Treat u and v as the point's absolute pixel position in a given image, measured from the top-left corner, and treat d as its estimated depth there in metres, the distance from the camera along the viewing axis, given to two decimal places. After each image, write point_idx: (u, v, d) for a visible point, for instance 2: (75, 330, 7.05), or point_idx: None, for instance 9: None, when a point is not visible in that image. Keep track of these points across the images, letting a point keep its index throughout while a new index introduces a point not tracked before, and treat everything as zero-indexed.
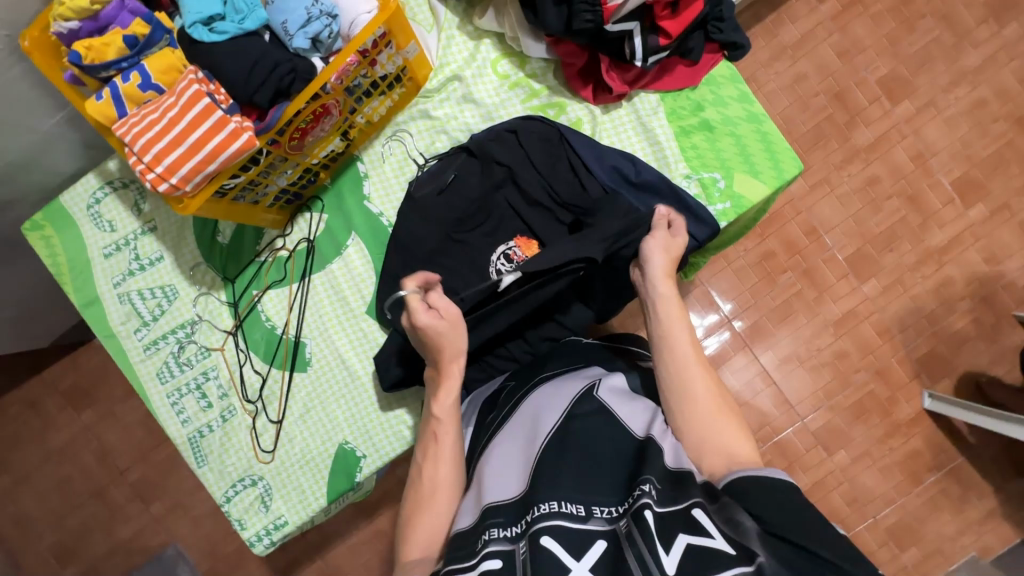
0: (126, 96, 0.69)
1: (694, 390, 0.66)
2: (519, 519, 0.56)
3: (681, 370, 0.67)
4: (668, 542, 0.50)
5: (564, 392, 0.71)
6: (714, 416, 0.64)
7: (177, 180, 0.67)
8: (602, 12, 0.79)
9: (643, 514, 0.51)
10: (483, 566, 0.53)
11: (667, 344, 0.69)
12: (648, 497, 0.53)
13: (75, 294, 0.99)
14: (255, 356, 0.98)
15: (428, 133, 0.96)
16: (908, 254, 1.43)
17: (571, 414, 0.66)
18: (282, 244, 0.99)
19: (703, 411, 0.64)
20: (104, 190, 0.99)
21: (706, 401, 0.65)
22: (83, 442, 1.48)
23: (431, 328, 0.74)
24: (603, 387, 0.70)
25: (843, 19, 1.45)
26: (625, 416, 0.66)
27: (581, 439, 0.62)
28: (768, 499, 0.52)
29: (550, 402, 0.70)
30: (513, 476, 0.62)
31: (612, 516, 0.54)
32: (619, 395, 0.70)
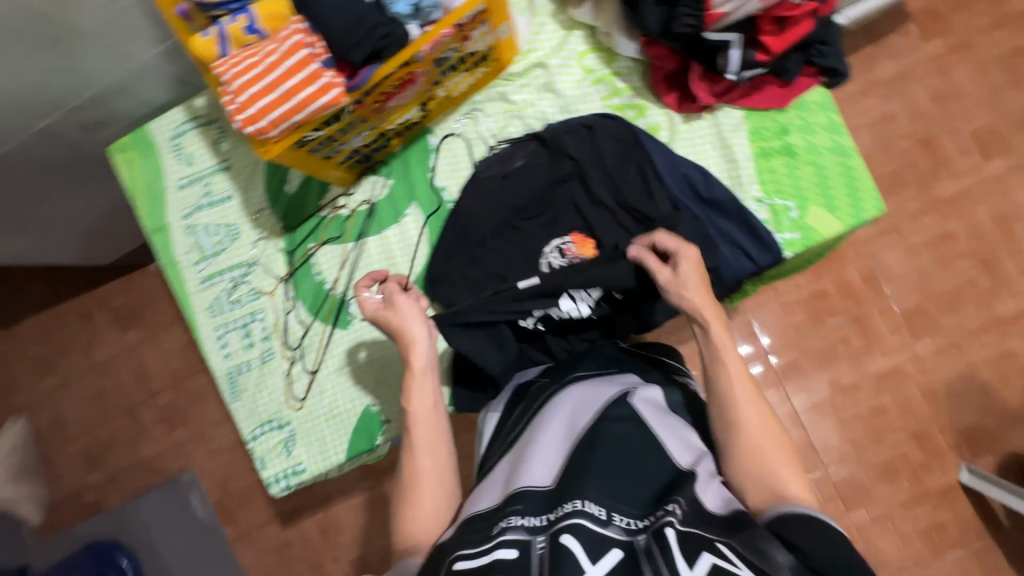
0: (230, 38, 0.71)
1: (745, 421, 0.63)
2: (541, 512, 0.56)
3: (731, 402, 0.64)
4: (691, 558, 0.50)
5: (593, 393, 0.68)
6: (763, 448, 0.61)
7: (265, 124, 0.69)
8: (704, 18, 0.76)
9: (665, 532, 0.52)
10: (499, 553, 0.53)
11: (715, 373, 0.66)
12: (672, 515, 0.54)
13: (146, 219, 1.04)
14: (301, 306, 1.01)
15: (503, 116, 0.96)
16: (971, 318, 1.36)
17: (604, 415, 0.64)
18: (344, 202, 1.01)
19: (751, 441, 0.62)
20: (188, 124, 1.03)
21: (754, 433, 0.62)
22: (124, 359, 1.56)
23: (384, 319, 0.76)
24: (639, 394, 0.68)
25: (945, 62, 1.37)
26: (658, 429, 0.64)
27: (609, 443, 0.62)
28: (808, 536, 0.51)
29: (579, 401, 0.68)
30: (548, 463, 0.62)
31: (632, 528, 0.54)
32: (657, 411, 0.67)
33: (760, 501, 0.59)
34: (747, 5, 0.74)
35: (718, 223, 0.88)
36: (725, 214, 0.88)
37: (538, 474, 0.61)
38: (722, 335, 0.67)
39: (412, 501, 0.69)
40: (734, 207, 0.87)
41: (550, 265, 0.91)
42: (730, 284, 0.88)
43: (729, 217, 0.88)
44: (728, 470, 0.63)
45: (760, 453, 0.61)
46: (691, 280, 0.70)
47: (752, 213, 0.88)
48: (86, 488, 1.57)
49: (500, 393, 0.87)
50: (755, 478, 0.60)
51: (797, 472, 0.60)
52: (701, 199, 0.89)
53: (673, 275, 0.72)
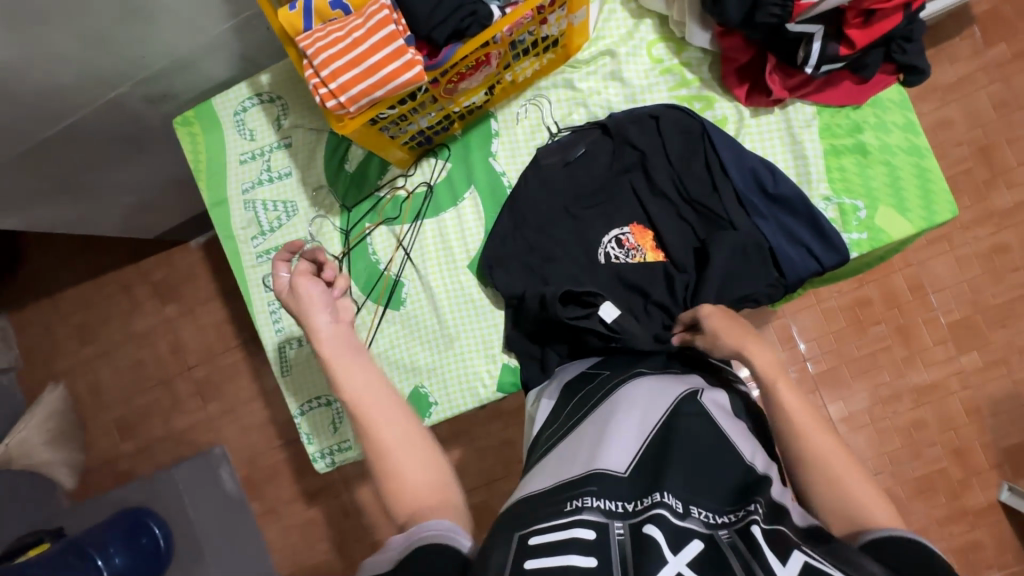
0: (316, 12, 0.71)
1: (814, 451, 0.62)
2: (617, 500, 0.55)
3: (796, 433, 0.64)
4: (782, 555, 0.48)
5: (662, 391, 0.69)
6: (839, 474, 0.61)
7: (345, 100, 0.69)
8: (791, 10, 0.74)
9: (751, 529, 0.51)
10: (575, 531, 0.51)
11: (771, 406, 0.67)
12: (756, 514, 0.52)
13: (207, 192, 1.05)
14: (354, 285, 1.02)
15: (566, 104, 0.95)
16: (1022, 334, 1.32)
17: (677, 411, 0.65)
18: (403, 183, 1.01)
19: (824, 468, 0.61)
20: (252, 100, 1.04)
21: (826, 461, 0.62)
22: (162, 332, 1.60)
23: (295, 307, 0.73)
24: (706, 394, 0.69)
25: (1010, 68, 1.33)
26: (729, 430, 0.64)
27: (685, 438, 0.61)
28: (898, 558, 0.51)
29: (648, 399, 0.68)
30: (621, 449, 0.62)
31: (712, 521, 0.53)
32: (725, 414, 0.67)
33: (844, 527, 0.58)
34: None
35: (784, 220, 0.87)
36: (792, 211, 0.86)
37: (614, 459, 0.60)
38: (769, 367, 0.69)
39: (394, 475, 0.63)
40: (802, 205, 0.86)
41: (608, 256, 0.91)
42: (790, 283, 0.87)
43: (796, 215, 0.86)
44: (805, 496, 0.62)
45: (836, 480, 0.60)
46: (723, 330, 0.74)
47: (819, 211, 0.86)
48: (120, 454, 1.60)
49: (556, 380, 0.88)
50: (833, 503, 0.60)
51: (880, 497, 0.59)
52: (767, 194, 0.87)
53: (705, 339, 0.76)
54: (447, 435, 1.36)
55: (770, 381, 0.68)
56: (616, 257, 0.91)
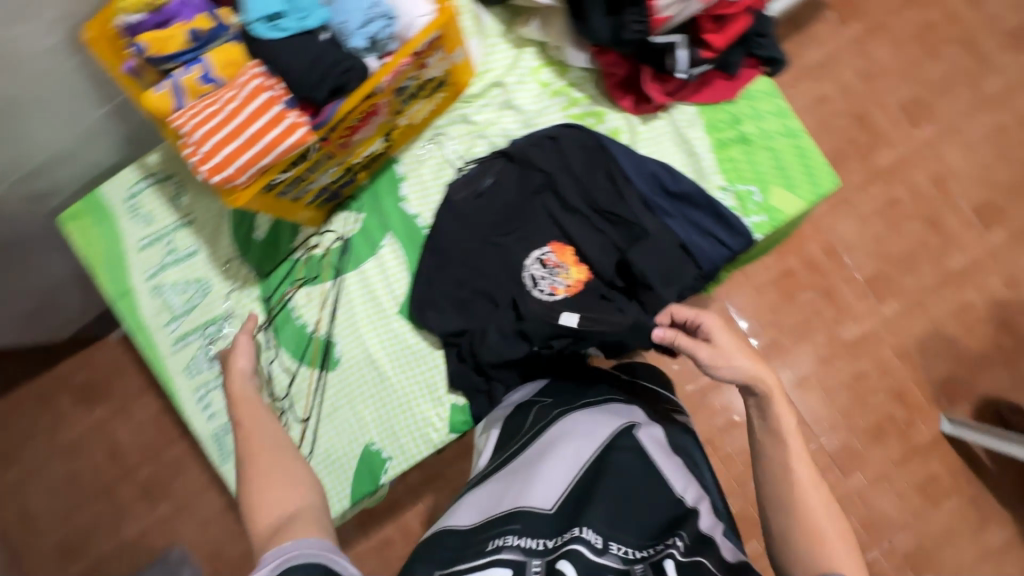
0: (186, 89, 0.68)
1: (797, 499, 0.64)
2: (541, 538, 0.58)
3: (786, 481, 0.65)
4: None
5: (601, 420, 0.70)
6: (817, 530, 0.62)
7: (232, 172, 0.67)
8: (650, 23, 0.79)
9: (664, 566, 0.54)
10: (492, 570, 0.55)
11: (768, 453, 0.68)
12: (674, 549, 0.56)
13: (109, 286, 0.99)
14: (283, 353, 0.98)
15: (467, 138, 0.97)
16: (928, 276, 1.43)
17: (613, 444, 0.66)
18: (317, 242, 0.99)
19: (801, 519, 0.63)
20: (143, 183, 1.00)
21: (807, 517, 0.63)
22: (95, 438, 1.47)
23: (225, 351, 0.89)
24: (644, 429, 0.69)
25: (866, 42, 1.47)
26: (663, 465, 0.65)
27: (616, 472, 0.63)
28: None
29: (583, 431, 0.69)
30: (551, 485, 0.63)
31: (627, 556, 0.57)
32: (664, 452, 0.67)
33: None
34: (689, 6, 0.78)
35: (688, 215, 0.91)
36: (695, 205, 0.91)
37: (541, 496, 0.62)
38: (783, 408, 0.68)
39: (262, 481, 0.68)
40: (703, 198, 0.90)
41: (533, 278, 0.91)
42: (706, 273, 0.90)
43: (698, 207, 0.91)
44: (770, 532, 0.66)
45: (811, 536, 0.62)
46: (730, 348, 0.71)
47: (719, 201, 0.91)
48: None
49: (498, 414, 0.90)
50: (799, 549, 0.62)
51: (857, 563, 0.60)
52: (668, 193, 0.91)
53: (711, 350, 0.71)
54: (419, 484, 1.31)
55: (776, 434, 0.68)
56: (541, 278, 0.91)
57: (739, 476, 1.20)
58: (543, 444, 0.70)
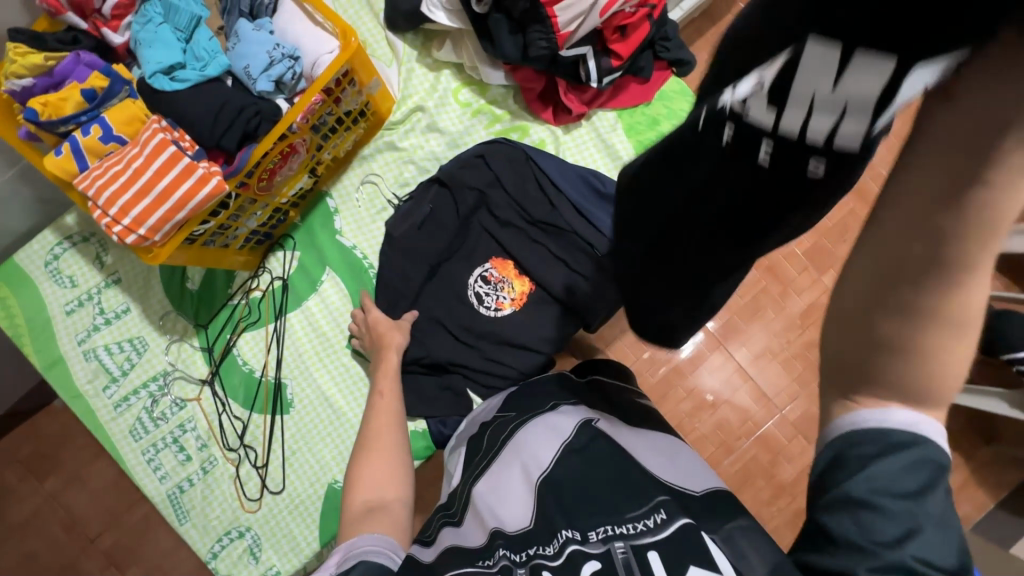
0: (87, 151, 0.66)
1: (939, 314, 0.30)
2: (522, 549, 0.55)
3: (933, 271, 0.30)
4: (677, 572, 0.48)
5: (560, 423, 0.66)
6: (942, 363, 0.31)
7: (146, 231, 0.65)
8: (556, 39, 0.81)
9: (646, 555, 0.50)
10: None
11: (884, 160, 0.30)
12: (650, 530, 0.52)
13: (36, 356, 0.94)
14: (233, 403, 0.95)
15: (395, 164, 0.96)
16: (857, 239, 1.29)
17: (571, 447, 0.63)
18: (255, 285, 0.97)
19: (927, 347, 0.31)
20: (62, 245, 0.95)
21: (943, 338, 0.31)
22: (49, 511, 1.35)
23: (377, 321, 0.88)
24: (604, 423, 0.66)
25: None
26: (626, 443, 0.63)
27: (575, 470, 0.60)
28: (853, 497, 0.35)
29: (540, 436, 0.65)
30: (519, 500, 0.60)
31: (609, 537, 0.52)
32: (625, 432, 0.65)
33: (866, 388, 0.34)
34: (589, 19, 0.80)
35: None
36: None
37: (514, 516, 0.59)
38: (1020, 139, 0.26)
39: (370, 456, 0.71)
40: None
41: (478, 295, 0.93)
42: None
43: None
44: (843, 367, 0.34)
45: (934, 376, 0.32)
46: None
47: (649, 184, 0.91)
48: None
49: (463, 434, 0.82)
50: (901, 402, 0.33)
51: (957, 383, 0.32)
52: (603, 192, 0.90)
53: None
54: None
55: (966, 189, 0.27)
56: (485, 294, 0.93)
57: (712, 456, 1.19)
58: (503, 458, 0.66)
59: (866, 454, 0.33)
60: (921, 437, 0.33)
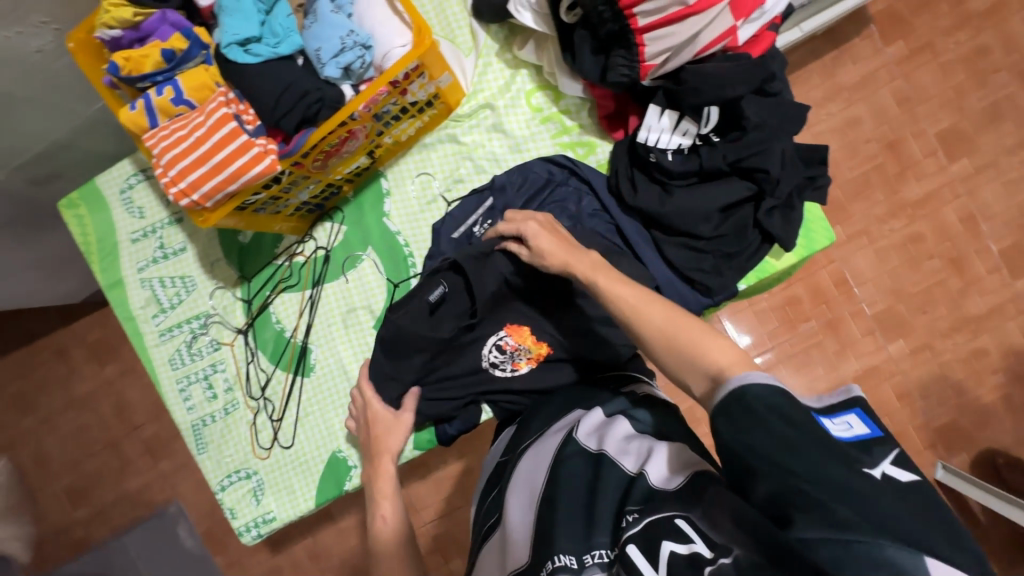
0: (158, 109, 0.69)
1: (662, 340, 0.56)
2: None
3: (631, 312, 0.60)
4: (654, 560, 0.46)
5: (547, 444, 0.66)
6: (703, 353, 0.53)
7: (200, 197, 0.68)
8: (638, 69, 0.77)
9: (628, 553, 0.47)
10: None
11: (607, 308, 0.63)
12: (630, 529, 0.49)
13: (101, 274, 1.02)
14: (261, 355, 1.00)
15: (454, 158, 0.95)
16: (942, 319, 1.31)
17: (561, 456, 0.62)
18: (299, 250, 1.00)
19: (675, 351, 0.55)
20: (138, 176, 1.02)
21: (675, 334, 0.55)
22: (104, 394, 1.49)
23: (377, 416, 0.86)
24: (583, 428, 0.64)
25: (909, 64, 1.34)
26: (613, 450, 0.59)
27: (564, 485, 0.58)
28: (760, 415, 0.45)
29: (534, 460, 0.65)
30: (518, 540, 0.58)
31: (604, 562, 0.50)
32: (612, 434, 0.61)
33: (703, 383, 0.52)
34: (680, 56, 0.74)
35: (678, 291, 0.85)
36: (681, 254, 0.84)
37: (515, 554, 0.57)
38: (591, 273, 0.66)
39: None
40: (710, 244, 0.83)
41: (492, 363, 0.88)
42: None
43: (703, 262, 0.84)
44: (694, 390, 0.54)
45: (676, 350, 0.55)
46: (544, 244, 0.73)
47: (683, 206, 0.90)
48: (75, 522, 1.50)
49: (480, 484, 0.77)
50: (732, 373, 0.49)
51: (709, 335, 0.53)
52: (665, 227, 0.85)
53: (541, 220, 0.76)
54: (406, 472, 1.29)
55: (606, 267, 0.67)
56: (499, 361, 0.87)
57: None
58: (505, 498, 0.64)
59: (757, 394, 0.46)
60: (744, 382, 0.47)
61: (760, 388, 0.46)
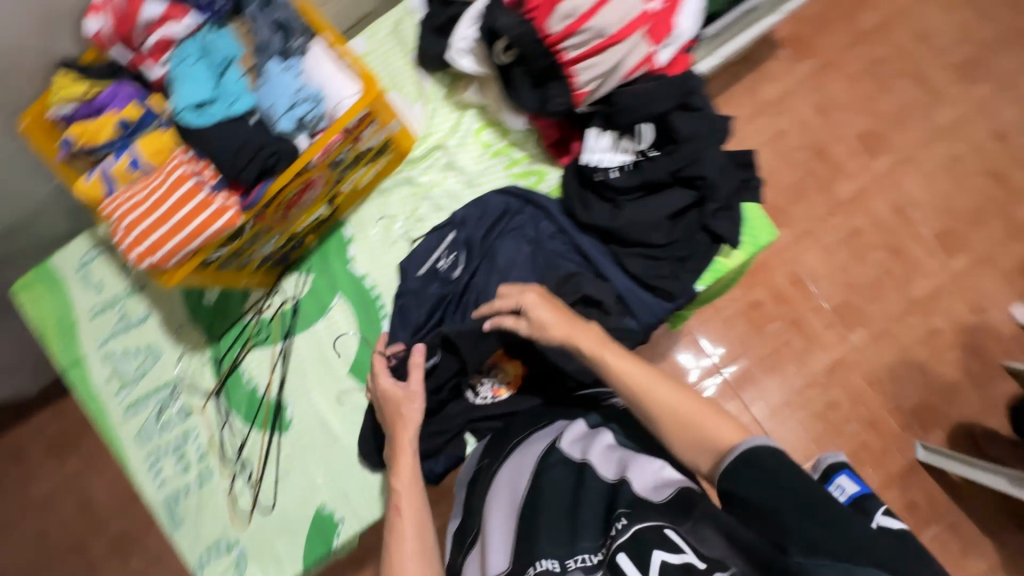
0: (115, 176, 0.71)
1: (670, 415, 0.60)
2: None
3: (640, 389, 0.63)
4: (643, 564, 0.52)
5: (526, 456, 0.73)
6: (709, 432, 0.57)
7: (162, 256, 0.68)
8: (572, 98, 0.83)
9: (618, 561, 0.54)
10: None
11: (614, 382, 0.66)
12: (620, 536, 0.56)
13: (60, 354, 0.99)
14: (235, 417, 0.98)
15: (412, 199, 0.98)
16: (894, 304, 1.39)
17: (540, 469, 0.69)
18: (266, 305, 1.00)
19: (682, 426, 0.59)
20: (95, 251, 1.01)
21: (683, 408, 0.60)
22: (66, 492, 1.40)
23: (389, 394, 0.80)
24: (566, 439, 0.72)
25: (819, 78, 1.48)
26: (596, 460, 0.67)
27: (546, 494, 0.66)
28: (766, 471, 0.49)
29: (515, 470, 0.73)
30: (499, 546, 0.65)
31: (588, 566, 0.57)
32: (594, 442, 0.70)
33: (710, 460, 0.56)
34: (608, 81, 0.81)
35: (644, 301, 0.89)
36: (640, 263, 0.89)
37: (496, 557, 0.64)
38: (597, 348, 0.69)
39: None
40: (665, 251, 0.88)
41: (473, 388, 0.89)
42: (646, 325, 0.89)
43: (662, 270, 0.88)
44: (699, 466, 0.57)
45: (685, 428, 0.59)
46: (546, 319, 0.73)
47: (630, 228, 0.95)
48: None
49: (457, 499, 0.82)
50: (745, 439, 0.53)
51: (714, 416, 0.58)
52: (621, 240, 0.90)
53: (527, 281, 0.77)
54: None
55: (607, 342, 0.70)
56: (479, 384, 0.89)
57: None
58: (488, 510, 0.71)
59: (759, 456, 0.50)
60: (752, 443, 0.52)
61: (765, 450, 0.51)
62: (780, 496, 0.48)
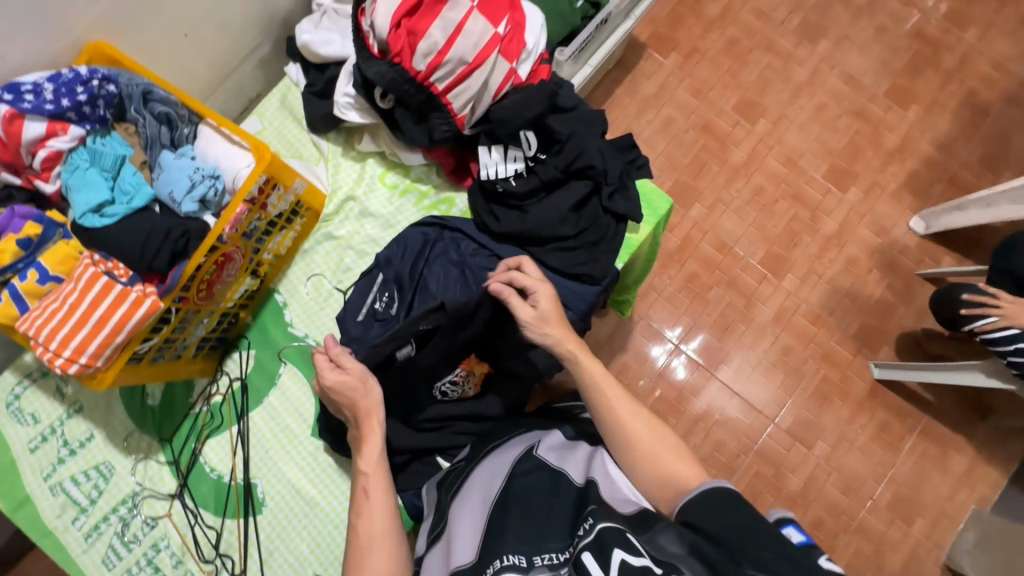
0: (25, 294, 0.72)
1: (642, 450, 0.67)
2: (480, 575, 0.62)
3: (617, 420, 0.69)
4: (604, 560, 0.54)
5: (502, 462, 0.76)
6: (679, 474, 0.64)
7: (88, 358, 0.69)
8: (455, 122, 0.92)
9: (582, 560, 0.55)
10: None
11: (597, 402, 0.71)
12: (586, 537, 0.58)
13: (2, 500, 0.94)
14: (205, 512, 0.95)
15: (336, 252, 1.02)
16: (811, 245, 1.52)
17: (513, 474, 0.72)
18: (214, 389, 1.00)
19: (654, 462, 0.65)
20: (22, 383, 0.98)
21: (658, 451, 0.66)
22: None
23: (339, 384, 0.76)
24: (545, 445, 0.75)
25: (687, 66, 1.65)
26: (570, 468, 0.71)
27: (520, 499, 0.69)
28: (731, 505, 0.55)
29: (491, 473, 0.75)
30: (467, 540, 0.68)
31: (553, 563, 0.59)
32: (567, 451, 0.74)
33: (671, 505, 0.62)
34: (481, 101, 0.90)
35: (577, 292, 0.94)
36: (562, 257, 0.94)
37: (462, 550, 0.66)
38: (594, 371, 0.73)
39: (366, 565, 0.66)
40: (578, 240, 0.94)
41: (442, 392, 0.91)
42: (582, 312, 0.94)
43: (584, 262, 0.94)
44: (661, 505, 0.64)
45: (657, 464, 0.65)
46: (551, 315, 0.78)
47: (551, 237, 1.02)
48: None
49: (429, 500, 0.82)
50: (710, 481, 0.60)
51: (684, 460, 0.65)
52: (539, 241, 0.96)
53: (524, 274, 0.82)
54: None
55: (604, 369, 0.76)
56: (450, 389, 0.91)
57: None
58: (460, 505, 0.73)
59: (726, 495, 0.56)
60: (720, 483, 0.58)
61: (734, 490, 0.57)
62: (741, 526, 0.53)
